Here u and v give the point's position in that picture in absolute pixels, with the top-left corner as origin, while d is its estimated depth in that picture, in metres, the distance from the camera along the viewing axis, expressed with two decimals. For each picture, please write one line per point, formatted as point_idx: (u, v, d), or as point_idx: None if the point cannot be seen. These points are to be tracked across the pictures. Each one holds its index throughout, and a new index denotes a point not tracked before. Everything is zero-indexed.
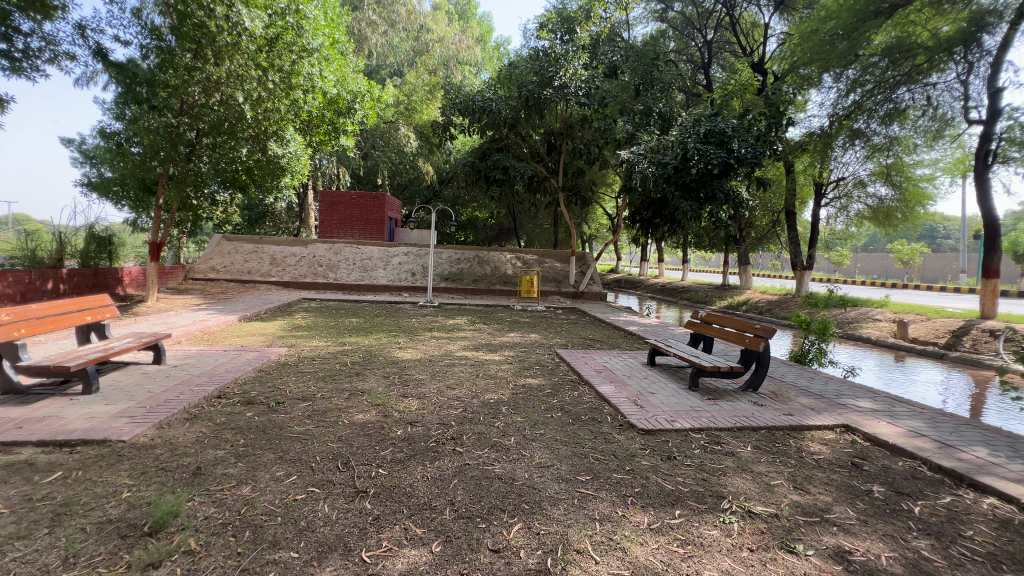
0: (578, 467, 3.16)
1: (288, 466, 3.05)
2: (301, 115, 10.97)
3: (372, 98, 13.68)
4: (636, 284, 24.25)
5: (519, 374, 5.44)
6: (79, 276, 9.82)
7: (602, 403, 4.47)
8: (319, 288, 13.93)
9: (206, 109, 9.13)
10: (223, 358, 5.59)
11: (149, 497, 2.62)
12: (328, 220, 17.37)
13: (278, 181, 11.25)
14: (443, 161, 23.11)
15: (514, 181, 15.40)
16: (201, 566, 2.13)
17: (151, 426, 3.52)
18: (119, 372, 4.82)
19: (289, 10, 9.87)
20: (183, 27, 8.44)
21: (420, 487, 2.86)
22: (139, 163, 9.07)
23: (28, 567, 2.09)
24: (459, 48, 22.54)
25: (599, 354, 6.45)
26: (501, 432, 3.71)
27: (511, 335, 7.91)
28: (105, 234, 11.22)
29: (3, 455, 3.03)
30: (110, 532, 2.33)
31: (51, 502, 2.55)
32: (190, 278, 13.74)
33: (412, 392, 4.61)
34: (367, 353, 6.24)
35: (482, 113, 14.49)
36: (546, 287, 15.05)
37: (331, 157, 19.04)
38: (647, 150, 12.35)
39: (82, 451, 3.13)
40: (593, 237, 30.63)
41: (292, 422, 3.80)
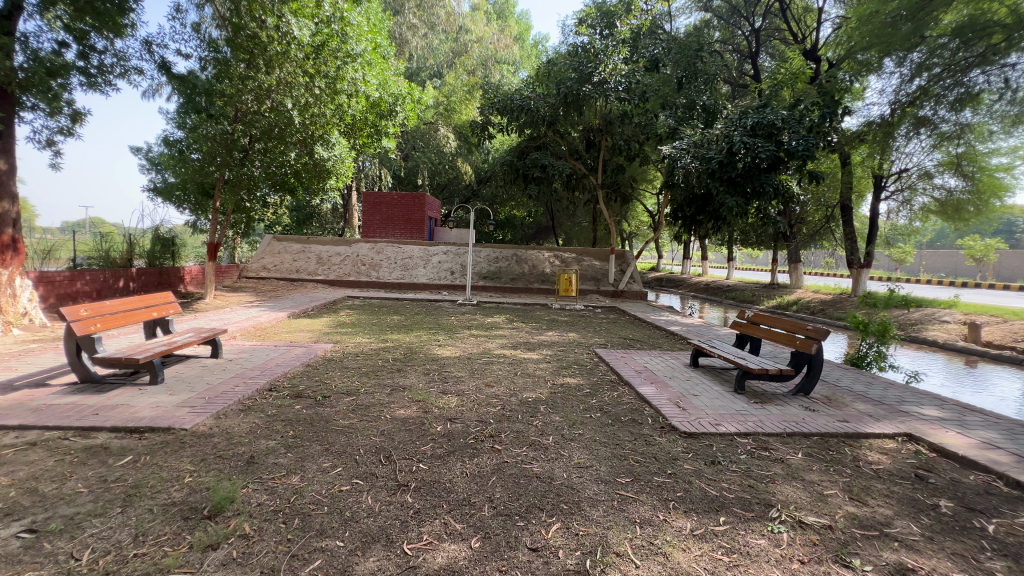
0: (618, 469, 3.11)
1: (334, 458, 3.17)
2: (345, 119, 11.27)
3: (413, 99, 13.94)
4: (678, 283, 23.59)
5: (557, 373, 5.41)
6: (146, 275, 10.57)
7: (643, 405, 4.37)
8: (361, 286, 14.34)
9: (257, 116, 9.58)
10: (274, 353, 5.87)
11: (208, 482, 2.79)
12: (371, 221, 17.88)
13: (324, 183, 11.65)
14: (481, 160, 23.31)
15: (552, 179, 15.32)
16: (254, 549, 2.24)
17: (208, 415, 3.75)
18: (181, 365, 5.16)
19: (334, 17, 10.19)
20: (237, 38, 8.96)
21: (459, 482, 2.90)
22: (198, 168, 9.71)
23: (103, 542, 2.26)
24: (497, 47, 22.63)
25: (639, 354, 6.32)
26: (539, 431, 3.71)
27: (549, 334, 7.90)
28: (168, 236, 12.04)
29: (82, 438, 3.31)
30: (174, 513, 2.50)
31: (123, 483, 2.75)
32: (243, 277, 14.53)
33: (452, 389, 4.69)
34: (408, 350, 6.39)
35: (520, 112, 14.52)
36: (585, 285, 14.88)
37: (374, 159, 19.57)
38: (690, 145, 12.00)
39: (149, 438, 3.36)
40: (633, 234, 30.10)
41: (338, 415, 3.95)
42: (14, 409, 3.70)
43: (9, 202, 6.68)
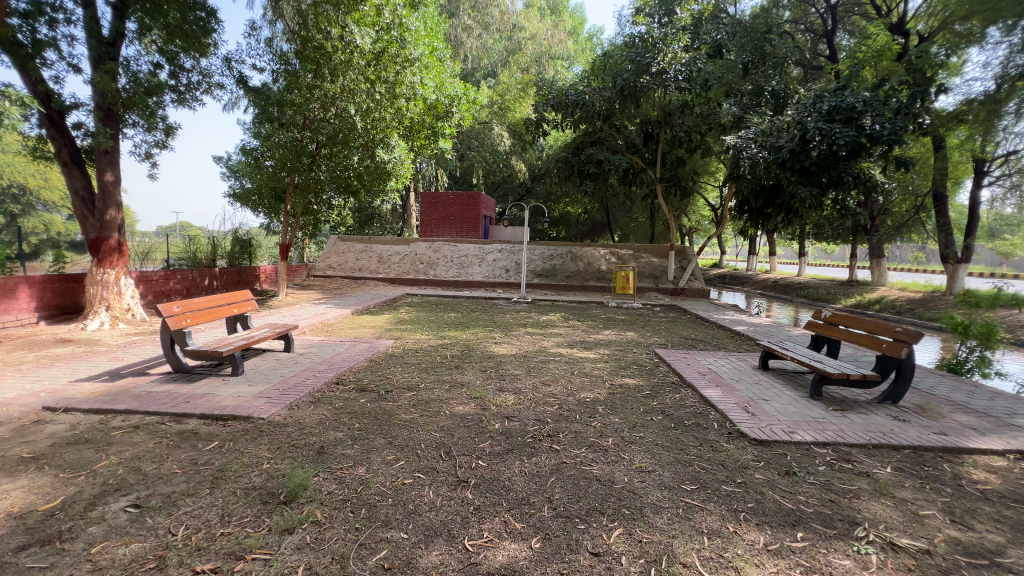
0: (682, 475, 2.98)
1: (397, 451, 3.27)
2: (404, 122, 11.57)
3: (468, 100, 14.15)
4: (743, 280, 22.36)
5: (616, 373, 5.29)
6: (227, 275, 11.48)
7: (707, 409, 4.17)
8: (420, 284, 14.77)
9: (324, 123, 10.14)
10: (340, 348, 6.18)
11: (284, 469, 2.98)
12: (429, 220, 18.40)
13: (385, 185, 12.03)
14: (535, 158, 23.28)
15: (608, 175, 14.99)
16: (326, 536, 2.35)
17: (283, 406, 3.99)
18: (259, 358, 5.54)
19: (393, 24, 10.54)
20: (306, 51, 9.58)
21: (518, 481, 2.91)
22: (272, 174, 10.46)
23: (195, 520, 2.46)
24: (551, 43, 22.47)
25: (703, 355, 6.05)
26: (598, 432, 3.64)
27: (607, 332, 7.74)
28: (246, 238, 13.03)
29: (176, 424, 3.63)
30: (254, 497, 2.68)
31: (211, 466, 3.00)
32: (312, 275, 15.44)
33: (509, 387, 4.71)
34: (465, 347, 6.49)
35: (575, 107, 14.35)
36: (643, 283, 14.46)
37: (431, 159, 20.11)
38: (757, 133, 11.38)
39: (233, 425, 3.64)
40: (693, 229, 28.88)
41: (400, 409, 4.09)
42: (121, 395, 4.12)
43: (115, 210, 7.45)
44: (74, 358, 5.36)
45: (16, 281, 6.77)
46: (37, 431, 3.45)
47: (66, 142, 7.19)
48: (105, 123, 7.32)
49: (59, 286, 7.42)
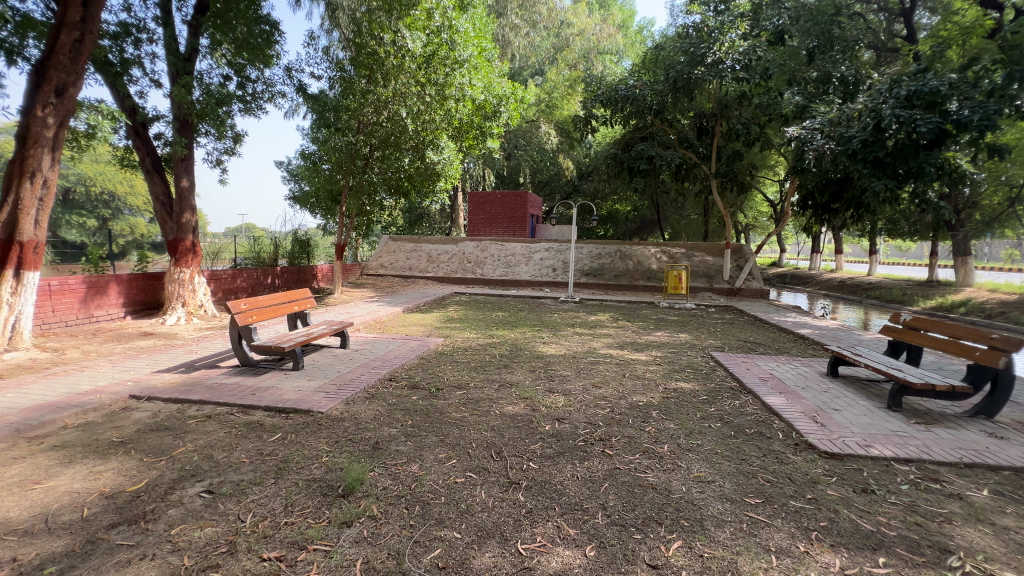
0: (745, 488, 2.82)
1: (448, 450, 3.30)
2: (453, 123, 11.66)
3: (516, 99, 14.20)
4: (806, 280, 21.04)
5: (669, 377, 5.11)
6: (288, 274, 12.10)
7: (771, 417, 3.93)
8: (467, 283, 14.94)
9: (377, 127, 10.50)
10: (392, 345, 6.35)
11: (342, 463, 3.08)
12: (476, 220, 18.61)
13: (434, 186, 12.12)
14: (582, 155, 22.98)
15: (659, 171, 14.52)
16: (382, 531, 2.40)
17: (340, 401, 4.14)
18: (317, 353, 5.80)
19: (443, 26, 10.67)
20: (360, 57, 9.96)
21: (570, 485, 2.85)
22: (329, 177, 10.97)
23: (261, 508, 2.59)
24: (599, 38, 22.10)
25: (763, 360, 5.73)
26: (653, 438, 3.52)
27: (658, 334, 7.50)
28: (305, 238, 13.70)
29: (243, 415, 3.85)
30: (315, 489, 2.78)
31: (275, 457, 3.15)
32: (365, 274, 16.02)
33: (559, 388, 4.65)
34: (513, 346, 6.49)
35: (625, 103, 14.02)
36: (695, 282, 13.92)
37: (478, 159, 20.32)
38: (824, 123, 10.70)
39: (294, 418, 3.81)
40: (750, 226, 27.52)
41: (450, 408, 4.13)
42: (195, 386, 4.43)
43: (190, 213, 8.03)
44: (156, 350, 5.82)
45: (107, 279, 7.44)
46: (124, 418, 3.76)
47: (149, 151, 7.81)
48: (182, 133, 7.86)
49: (143, 283, 8.08)
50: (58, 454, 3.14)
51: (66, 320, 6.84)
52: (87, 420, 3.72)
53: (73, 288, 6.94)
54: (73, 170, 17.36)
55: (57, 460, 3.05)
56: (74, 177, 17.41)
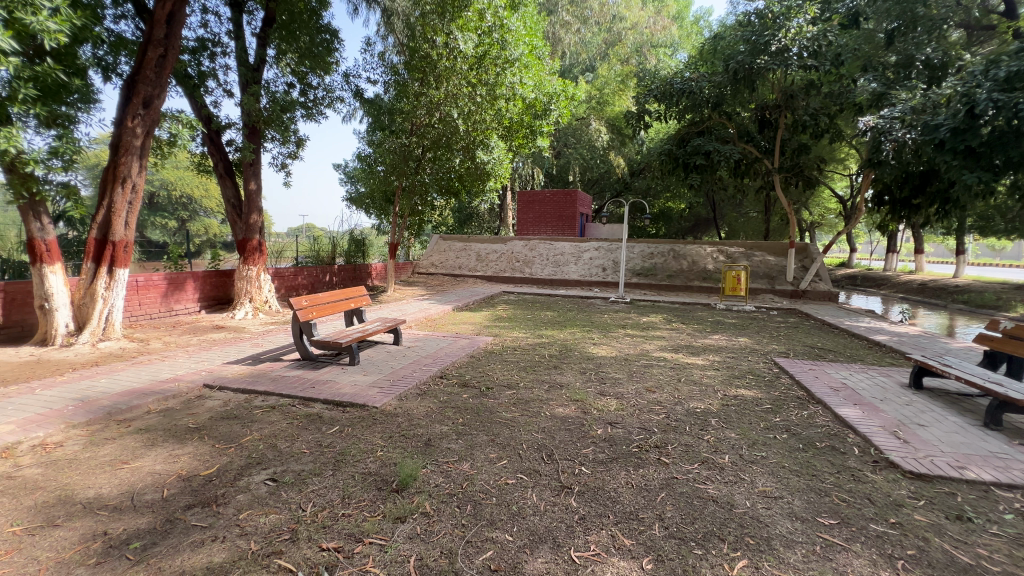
0: (818, 506, 2.62)
1: (499, 449, 3.29)
2: (503, 122, 11.69)
3: (567, 96, 14.10)
4: (880, 282, 19.45)
5: (729, 383, 4.85)
6: (344, 272, 12.61)
7: (845, 430, 3.63)
8: (516, 282, 14.96)
9: (429, 128, 10.69)
10: (443, 343, 6.45)
11: (395, 458, 3.14)
12: (525, 219, 18.65)
13: (483, 186, 12.16)
14: (634, 152, 22.40)
15: (717, 167, 13.86)
16: (435, 529, 2.42)
17: (393, 396, 4.24)
18: (372, 349, 5.98)
19: (495, 26, 10.68)
20: (413, 61, 10.19)
21: (625, 493, 2.75)
22: (383, 178, 11.28)
23: (320, 498, 2.68)
24: (653, 31, 21.56)
25: (833, 368, 5.33)
26: (712, 447, 3.34)
27: (715, 337, 7.17)
28: (360, 238, 14.23)
29: (304, 407, 4.02)
30: (371, 482, 2.85)
31: (333, 449, 3.26)
32: (416, 272, 16.44)
33: (611, 391, 4.53)
34: (563, 347, 6.41)
35: (680, 96, 13.54)
36: (755, 283, 13.20)
37: (527, 158, 20.34)
38: (905, 112, 9.80)
39: (351, 411, 3.94)
40: (816, 224, 25.82)
41: (501, 407, 4.13)
42: (262, 378, 4.68)
43: (257, 214, 8.53)
44: (227, 343, 6.22)
45: (185, 276, 8.06)
46: (199, 405, 4.03)
47: (221, 156, 8.36)
48: (250, 139, 8.35)
49: (215, 279, 8.69)
50: (142, 437, 3.41)
51: (151, 313, 7.47)
52: (167, 405, 4.02)
53: (156, 284, 7.57)
54: (158, 176, 19.02)
55: (141, 443, 3.31)
56: (159, 182, 19.08)
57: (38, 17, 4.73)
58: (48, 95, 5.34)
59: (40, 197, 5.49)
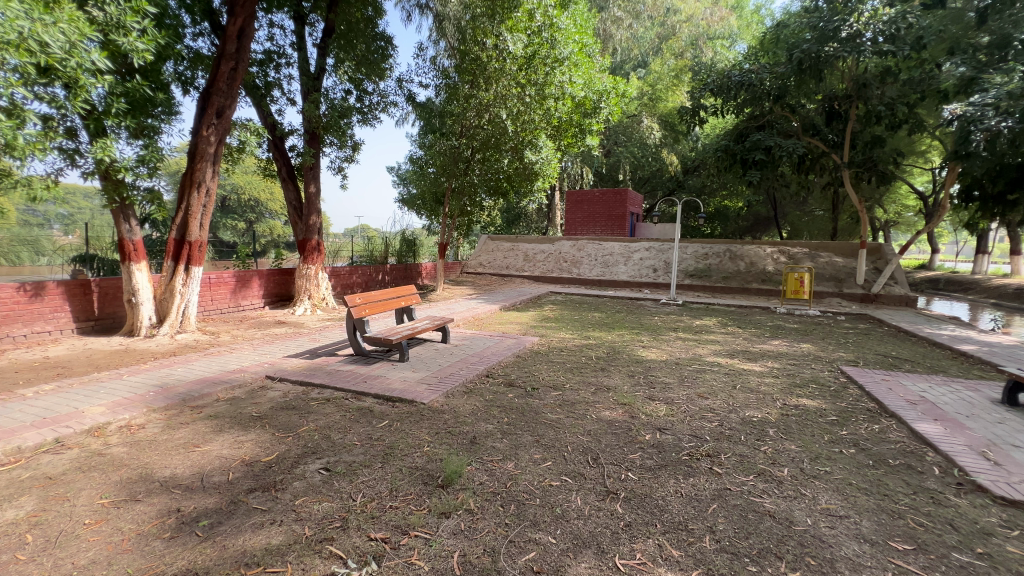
0: (889, 528, 2.41)
1: (544, 451, 3.27)
2: (552, 122, 11.64)
3: (617, 93, 13.81)
4: (967, 286, 17.65)
5: (790, 392, 4.57)
6: (396, 271, 13.01)
7: (922, 448, 3.32)
8: (564, 282, 14.86)
9: (478, 130, 10.81)
10: (490, 342, 6.50)
11: (441, 454, 3.19)
12: (574, 219, 18.50)
13: (532, 186, 12.16)
14: (688, 148, 21.66)
15: (778, 162, 13.10)
16: (479, 526, 2.44)
17: (441, 393, 4.32)
18: (421, 347, 6.12)
19: (544, 25, 10.63)
20: (464, 64, 10.36)
21: (674, 503, 2.65)
22: (434, 180, 11.55)
23: (370, 489, 2.77)
24: (710, 23, 20.67)
25: (910, 379, 4.89)
26: (770, 459, 3.16)
27: (775, 343, 6.78)
28: (412, 238, 14.64)
29: (356, 400, 4.18)
30: (417, 476, 2.92)
31: (383, 443, 3.36)
32: (465, 272, 16.72)
33: (661, 396, 4.39)
34: (611, 349, 6.28)
35: (739, 89, 12.92)
36: (820, 286, 12.36)
37: (576, 158, 20.14)
38: (999, 97, 8.83)
39: (400, 406, 4.06)
40: (891, 222, 23.85)
41: (546, 408, 4.10)
42: (318, 371, 4.92)
43: (317, 216, 8.99)
44: (287, 337, 6.58)
45: (251, 274, 8.61)
46: (262, 396, 4.29)
47: (285, 161, 8.86)
48: (310, 145, 8.79)
49: (278, 277, 9.23)
50: (212, 423, 3.67)
51: (221, 308, 8.05)
52: (234, 395, 4.30)
53: (227, 281, 8.15)
54: (229, 181, 20.50)
55: (210, 428, 3.56)
56: (230, 187, 20.53)
57: (129, 37, 5.22)
58: (136, 108, 5.87)
59: (129, 202, 6.04)
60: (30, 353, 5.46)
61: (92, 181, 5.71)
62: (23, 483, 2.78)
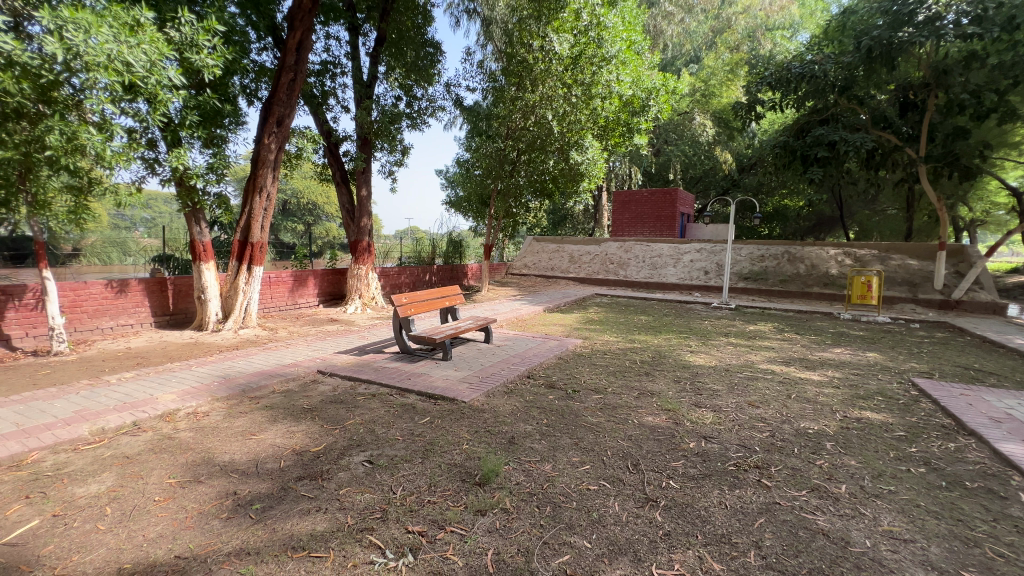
0: (962, 556, 2.19)
1: (582, 454, 3.24)
2: (599, 122, 11.49)
3: (667, 90, 13.45)
4: None
5: (851, 403, 4.25)
6: (443, 271, 13.30)
7: (1006, 471, 3.00)
8: (610, 284, 14.64)
9: (524, 131, 10.86)
10: (532, 343, 6.51)
11: (480, 453, 3.23)
12: (621, 220, 18.16)
13: (578, 186, 12.05)
14: (744, 145, 20.72)
15: (844, 158, 12.26)
16: (514, 526, 2.45)
17: (481, 393, 4.37)
18: (464, 346, 6.23)
19: (591, 25, 10.50)
20: (510, 66, 10.52)
21: (717, 514, 2.54)
22: (480, 182, 11.78)
23: (409, 483, 2.85)
24: (768, 13, 20.03)
25: (993, 394, 4.43)
26: (826, 474, 2.95)
27: (836, 351, 6.34)
28: (458, 239, 14.92)
29: (400, 397, 4.31)
30: (456, 473, 2.97)
31: (423, 438, 3.45)
32: (509, 273, 16.84)
33: (707, 403, 4.22)
34: (656, 353, 6.12)
35: (800, 82, 12.21)
36: (892, 290, 11.43)
37: (624, 157, 19.79)
38: None
39: (441, 404, 4.15)
40: (977, 222, 21.72)
41: (587, 411, 4.04)
42: (365, 367, 5.11)
43: (368, 218, 9.36)
44: (338, 334, 6.89)
45: (307, 273, 9.08)
46: (313, 389, 4.51)
47: (339, 166, 9.27)
48: (363, 150, 9.16)
49: (332, 277, 9.67)
50: (268, 413, 3.90)
51: (280, 306, 8.55)
52: (288, 387, 4.56)
53: (285, 280, 8.64)
54: (290, 186, 21.81)
55: (266, 418, 3.79)
56: (291, 191, 21.84)
57: (200, 54, 5.68)
58: (207, 119, 6.37)
59: (200, 206, 6.55)
60: (114, 344, 6.04)
61: (169, 187, 6.25)
62: (105, 460, 3.08)
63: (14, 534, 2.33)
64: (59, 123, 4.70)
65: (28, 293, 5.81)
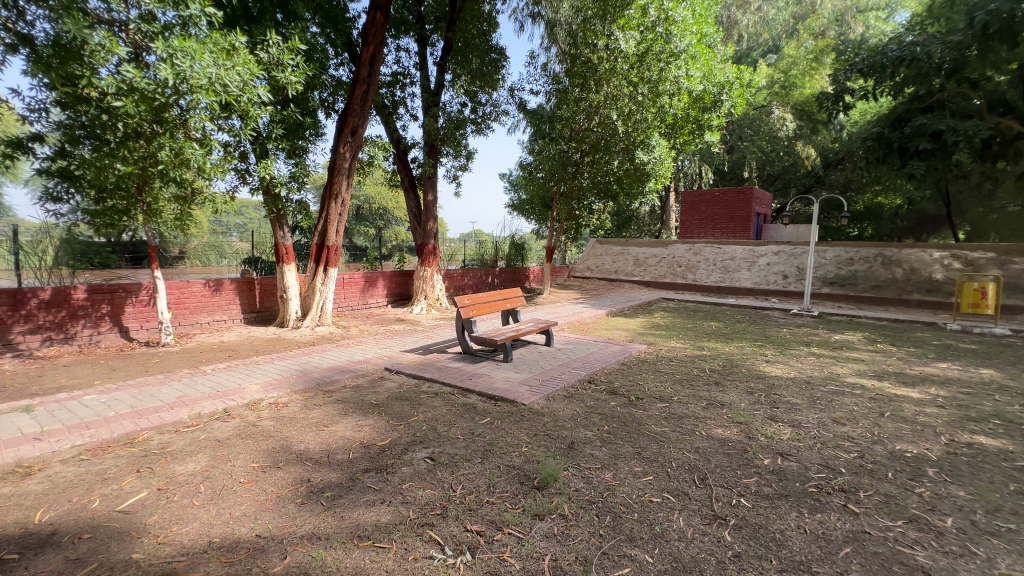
0: None
1: (645, 464, 3.11)
2: (666, 120, 11.11)
3: (742, 83, 12.69)
4: None
5: (960, 426, 3.75)
6: (505, 274, 13.42)
7: None
8: (678, 288, 14.08)
9: (588, 132, 10.70)
10: (594, 347, 6.38)
11: (539, 456, 3.21)
12: (690, 220, 17.40)
13: (643, 186, 11.69)
14: (830, 138, 19.07)
15: (951, 149, 10.90)
16: (572, 533, 2.40)
17: (541, 396, 4.35)
18: (525, 348, 6.24)
19: (659, 20, 10.15)
20: (574, 67, 10.40)
21: (794, 538, 2.34)
22: (543, 185, 11.75)
23: (469, 482, 2.90)
24: None
25: None
26: (926, 504, 2.62)
27: (941, 366, 5.63)
28: (520, 242, 15.02)
29: (462, 396, 4.39)
30: (514, 475, 2.98)
31: (483, 439, 3.49)
32: (572, 276, 16.70)
33: (784, 417, 3.91)
34: (728, 362, 5.77)
35: (898, 66, 10.99)
36: (1012, 298, 9.99)
37: (693, 156, 18.99)
38: None
39: (501, 405, 4.17)
40: None
41: (651, 420, 3.89)
42: (429, 366, 5.27)
43: (433, 222, 9.67)
44: (404, 334, 7.16)
45: (377, 275, 9.53)
46: (381, 385, 4.72)
47: (407, 172, 9.67)
48: (430, 156, 9.50)
49: (399, 279, 10.08)
50: (339, 407, 4.13)
51: (352, 305, 9.05)
52: (357, 382, 4.81)
53: (357, 281, 9.13)
54: (363, 193, 23.17)
55: (338, 411, 4.02)
56: (364, 198, 23.16)
57: (285, 72, 6.16)
58: (290, 131, 6.90)
59: (283, 212, 7.09)
60: (211, 337, 6.70)
61: (257, 195, 6.83)
62: (201, 442, 3.41)
63: (127, 503, 2.64)
64: (167, 141, 5.30)
65: (143, 290, 6.59)
